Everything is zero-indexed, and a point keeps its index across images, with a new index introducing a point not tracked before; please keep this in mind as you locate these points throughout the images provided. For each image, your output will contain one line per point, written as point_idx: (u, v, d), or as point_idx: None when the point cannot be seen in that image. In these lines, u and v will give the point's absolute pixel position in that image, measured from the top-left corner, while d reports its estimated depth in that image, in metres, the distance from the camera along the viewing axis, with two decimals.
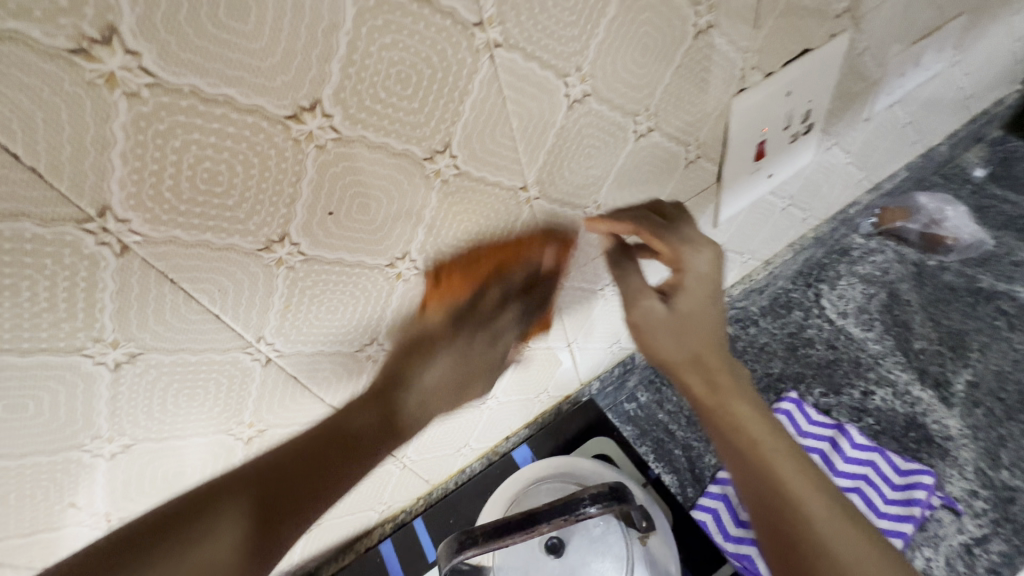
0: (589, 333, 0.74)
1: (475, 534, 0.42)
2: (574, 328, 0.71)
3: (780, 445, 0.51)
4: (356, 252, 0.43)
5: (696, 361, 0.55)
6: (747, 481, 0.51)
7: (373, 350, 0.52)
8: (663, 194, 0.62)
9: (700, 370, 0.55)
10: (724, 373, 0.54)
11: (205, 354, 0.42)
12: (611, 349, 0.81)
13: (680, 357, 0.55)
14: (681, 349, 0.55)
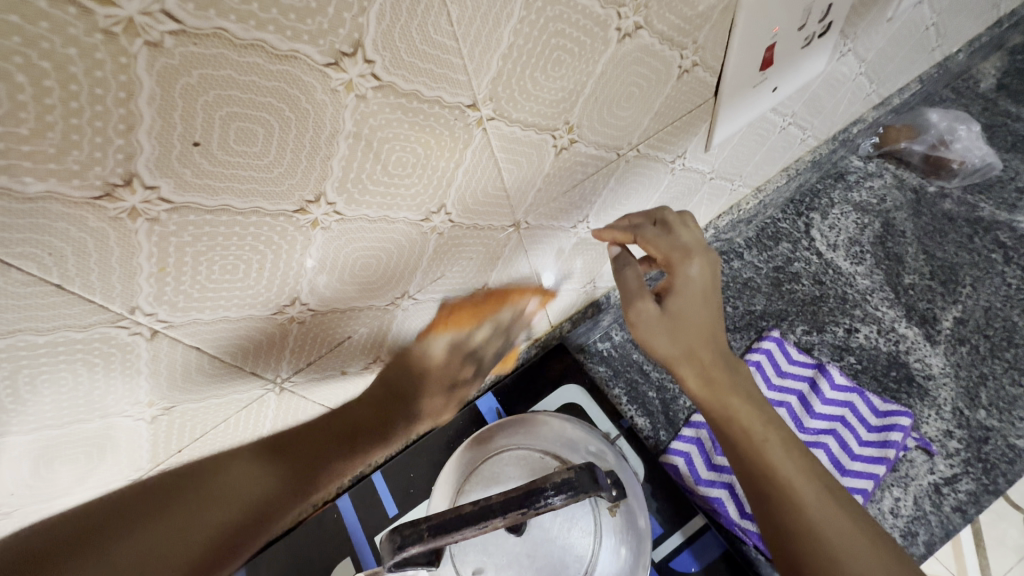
0: (561, 272, 0.65)
1: (421, 529, 0.36)
2: (543, 266, 0.62)
3: (768, 431, 0.55)
4: (247, 194, 0.32)
5: (688, 356, 0.55)
6: (737, 461, 0.56)
7: (295, 311, 0.42)
8: (652, 112, 0.51)
9: (695, 365, 0.55)
10: (718, 368, 0.55)
11: (57, 332, 0.32)
12: (585, 289, 0.73)
13: (671, 350, 0.55)
14: (674, 344, 0.55)
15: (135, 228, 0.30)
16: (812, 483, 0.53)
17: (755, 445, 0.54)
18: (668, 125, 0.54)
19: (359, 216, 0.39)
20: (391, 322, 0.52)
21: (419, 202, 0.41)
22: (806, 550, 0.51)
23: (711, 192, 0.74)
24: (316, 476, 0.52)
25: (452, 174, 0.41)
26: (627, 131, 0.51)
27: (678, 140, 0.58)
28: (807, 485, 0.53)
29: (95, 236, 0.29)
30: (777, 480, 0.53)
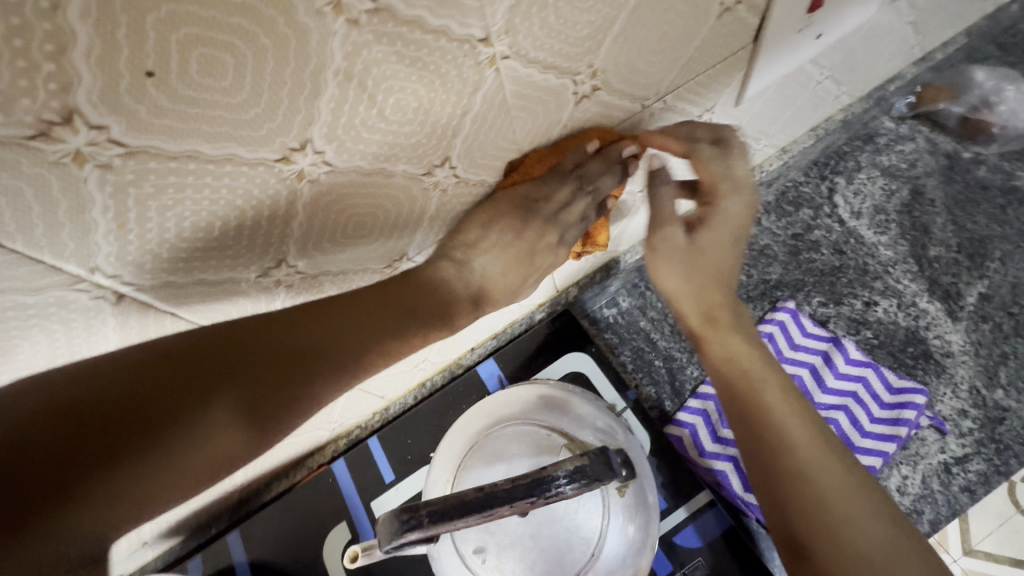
0: None
1: (420, 515, 0.33)
2: None
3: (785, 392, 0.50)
4: (219, 140, 0.27)
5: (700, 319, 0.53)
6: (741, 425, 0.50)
7: (281, 274, 0.38)
8: (686, 55, 0.45)
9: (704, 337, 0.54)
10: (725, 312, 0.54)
11: (2, 296, 0.28)
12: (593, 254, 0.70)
13: None
14: (687, 282, 0.54)
15: (84, 176, 0.25)
16: (828, 461, 0.46)
17: (764, 412, 0.49)
18: (700, 73, 0.48)
19: (352, 167, 0.34)
20: None
21: (422, 154, 0.36)
22: (807, 530, 0.44)
23: None
24: (321, 387, 0.38)
25: (460, 121, 0.36)
26: (656, 78, 0.45)
27: (709, 91, 0.52)
28: (820, 460, 0.46)
29: (36, 185, 0.24)
30: (785, 453, 0.47)
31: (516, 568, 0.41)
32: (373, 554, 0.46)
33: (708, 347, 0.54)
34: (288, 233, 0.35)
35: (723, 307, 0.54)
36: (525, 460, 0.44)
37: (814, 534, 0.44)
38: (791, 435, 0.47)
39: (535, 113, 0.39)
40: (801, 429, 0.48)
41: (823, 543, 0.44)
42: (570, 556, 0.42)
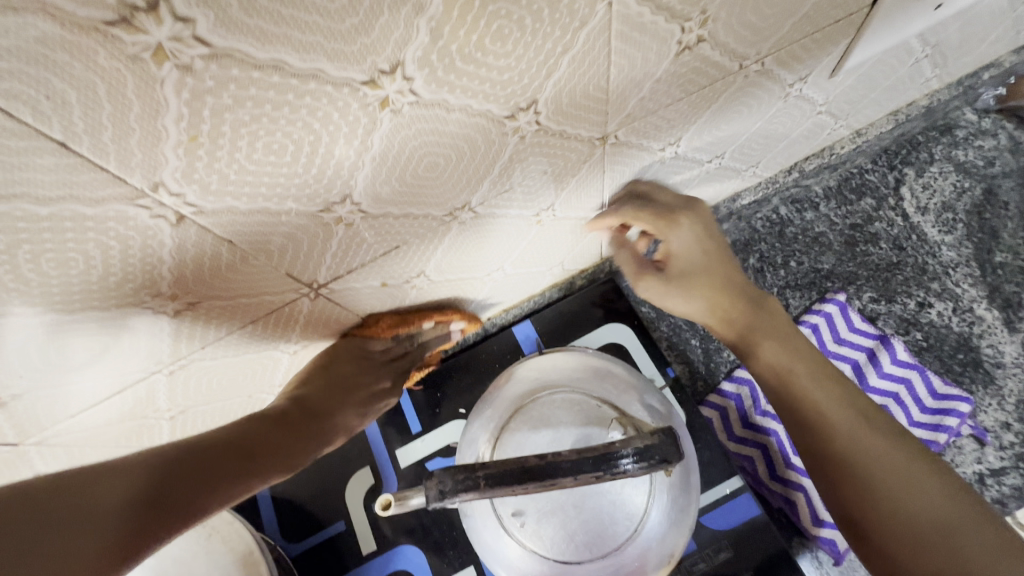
0: None
1: (477, 476, 0.32)
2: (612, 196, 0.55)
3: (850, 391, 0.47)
4: (308, 51, 0.24)
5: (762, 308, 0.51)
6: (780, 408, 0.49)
7: (343, 211, 0.36)
8: (799, 14, 0.40)
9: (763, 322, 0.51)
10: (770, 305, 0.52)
11: (62, 205, 0.26)
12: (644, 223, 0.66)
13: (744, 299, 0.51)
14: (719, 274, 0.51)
15: (161, 76, 0.22)
16: (880, 439, 0.44)
17: (811, 402, 0.47)
18: (805, 36, 0.44)
19: (437, 101, 0.31)
20: (444, 236, 0.46)
21: (510, 95, 0.33)
22: (862, 510, 0.43)
23: (811, 130, 0.64)
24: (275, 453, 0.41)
25: (556, 61, 0.32)
26: (761, 36, 0.40)
27: (809, 58, 0.47)
28: (870, 438, 0.44)
29: (108, 80, 0.21)
30: (827, 438, 0.45)
31: (556, 535, 0.41)
32: (405, 503, 0.46)
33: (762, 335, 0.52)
34: (360, 166, 0.32)
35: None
36: (572, 429, 0.43)
37: (869, 511, 0.43)
38: (839, 418, 0.45)
39: (632, 60, 0.35)
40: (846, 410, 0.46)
41: (880, 520, 0.42)
42: (612, 530, 0.41)
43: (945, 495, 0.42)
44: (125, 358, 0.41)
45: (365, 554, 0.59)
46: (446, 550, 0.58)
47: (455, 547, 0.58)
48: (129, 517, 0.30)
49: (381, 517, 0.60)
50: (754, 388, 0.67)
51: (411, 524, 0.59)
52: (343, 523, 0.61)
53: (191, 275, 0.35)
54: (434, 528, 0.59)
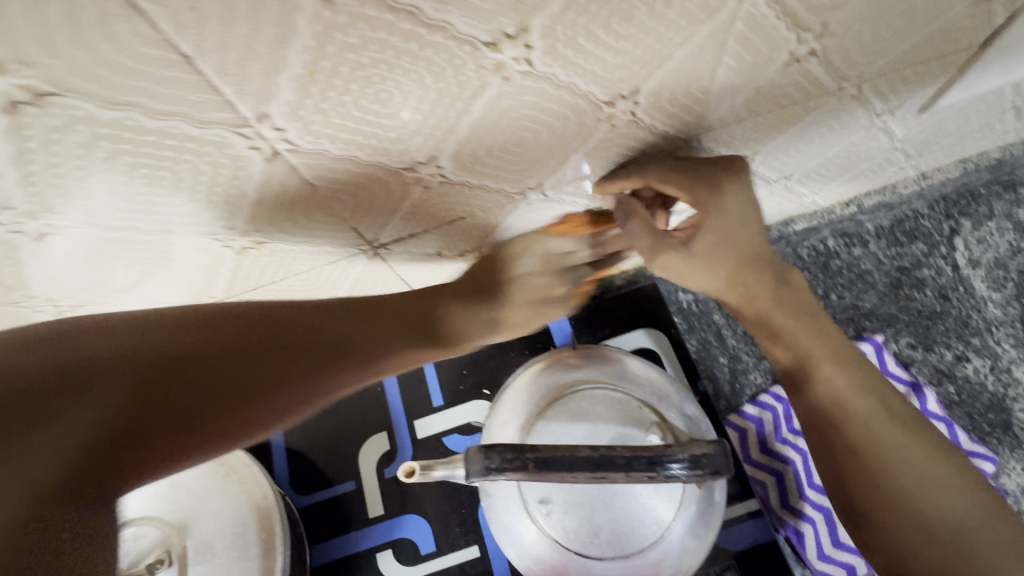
0: None
1: (525, 457, 0.32)
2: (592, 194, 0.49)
3: None
4: (445, 2, 0.23)
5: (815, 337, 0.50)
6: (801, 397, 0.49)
7: (425, 172, 0.35)
8: (913, 42, 0.39)
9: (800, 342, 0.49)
10: None
11: (167, 122, 0.25)
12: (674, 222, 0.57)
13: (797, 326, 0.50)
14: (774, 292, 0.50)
15: (301, 5, 0.21)
16: (907, 446, 0.44)
17: (836, 403, 0.47)
18: (910, 67, 0.42)
19: (545, 73, 0.30)
20: (508, 213, 0.45)
21: (618, 80, 0.32)
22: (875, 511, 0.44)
23: (882, 164, 0.63)
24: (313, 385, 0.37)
25: (672, 50, 0.31)
26: (869, 58, 0.39)
27: (905, 90, 0.46)
28: (898, 441, 0.45)
29: (251, 1, 0.21)
30: (845, 424, 0.46)
31: (580, 527, 0.41)
32: (428, 474, 0.46)
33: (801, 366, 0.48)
34: (456, 127, 0.32)
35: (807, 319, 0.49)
36: (610, 426, 0.43)
37: (880, 506, 0.44)
38: (861, 416, 0.46)
39: (742, 63, 0.35)
40: (875, 419, 0.45)
41: (883, 516, 0.44)
42: (637, 532, 0.41)
43: (961, 507, 0.42)
44: (172, 287, 0.40)
45: (371, 517, 0.60)
46: (452, 525, 0.58)
47: (462, 524, 0.58)
48: (97, 437, 0.31)
49: (391, 484, 0.61)
50: (777, 414, 0.66)
51: (420, 495, 0.60)
52: (352, 484, 0.61)
53: (265, 213, 0.34)
54: (443, 504, 0.59)
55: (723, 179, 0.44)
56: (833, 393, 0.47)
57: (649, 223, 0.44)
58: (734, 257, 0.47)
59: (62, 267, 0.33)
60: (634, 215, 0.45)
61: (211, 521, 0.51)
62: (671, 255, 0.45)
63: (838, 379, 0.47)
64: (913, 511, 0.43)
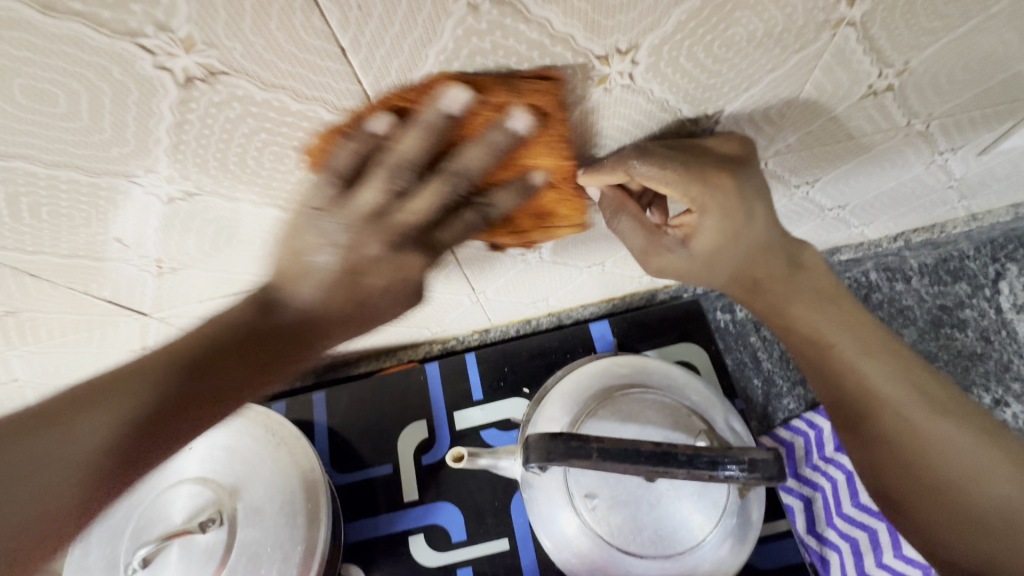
0: None
1: (591, 447, 0.33)
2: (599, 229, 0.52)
3: None
4: (573, 17, 0.26)
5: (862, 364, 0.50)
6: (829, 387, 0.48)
7: (513, 172, 0.37)
8: (986, 85, 0.40)
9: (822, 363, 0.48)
10: None
11: (307, 106, 0.28)
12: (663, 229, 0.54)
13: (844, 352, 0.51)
14: None
15: (451, 11, 0.24)
16: (949, 431, 0.44)
17: (867, 396, 0.46)
18: (979, 109, 0.44)
19: (643, 88, 0.32)
20: (575, 219, 0.47)
21: (706, 99, 0.34)
22: (918, 500, 0.45)
23: (935, 202, 0.63)
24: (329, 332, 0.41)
25: (761, 75, 0.33)
26: (942, 98, 0.41)
27: (970, 131, 0.47)
28: (935, 428, 0.45)
29: (411, 4, 0.23)
30: (877, 413, 0.46)
31: (623, 524, 0.42)
32: (475, 461, 0.49)
33: (813, 356, 0.48)
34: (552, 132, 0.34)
35: (827, 308, 0.48)
36: (659, 429, 0.44)
37: (924, 500, 0.45)
38: (895, 406, 0.46)
39: (822, 92, 0.36)
40: (908, 406, 0.45)
41: (926, 506, 0.45)
42: (679, 534, 0.42)
43: (1005, 492, 0.42)
44: (256, 259, 0.42)
45: (406, 501, 0.61)
46: (485, 517, 0.60)
47: (495, 517, 0.60)
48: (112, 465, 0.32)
49: (428, 471, 0.62)
50: (809, 441, 0.67)
51: (455, 484, 0.61)
52: (390, 468, 0.63)
53: None
54: (477, 496, 0.61)
55: (723, 176, 0.39)
56: (867, 386, 0.46)
57: (640, 222, 0.44)
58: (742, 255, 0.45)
59: (170, 230, 0.36)
60: (624, 213, 0.44)
61: (260, 487, 0.53)
62: (666, 256, 0.45)
63: (877, 373, 0.46)
64: (955, 498, 0.43)
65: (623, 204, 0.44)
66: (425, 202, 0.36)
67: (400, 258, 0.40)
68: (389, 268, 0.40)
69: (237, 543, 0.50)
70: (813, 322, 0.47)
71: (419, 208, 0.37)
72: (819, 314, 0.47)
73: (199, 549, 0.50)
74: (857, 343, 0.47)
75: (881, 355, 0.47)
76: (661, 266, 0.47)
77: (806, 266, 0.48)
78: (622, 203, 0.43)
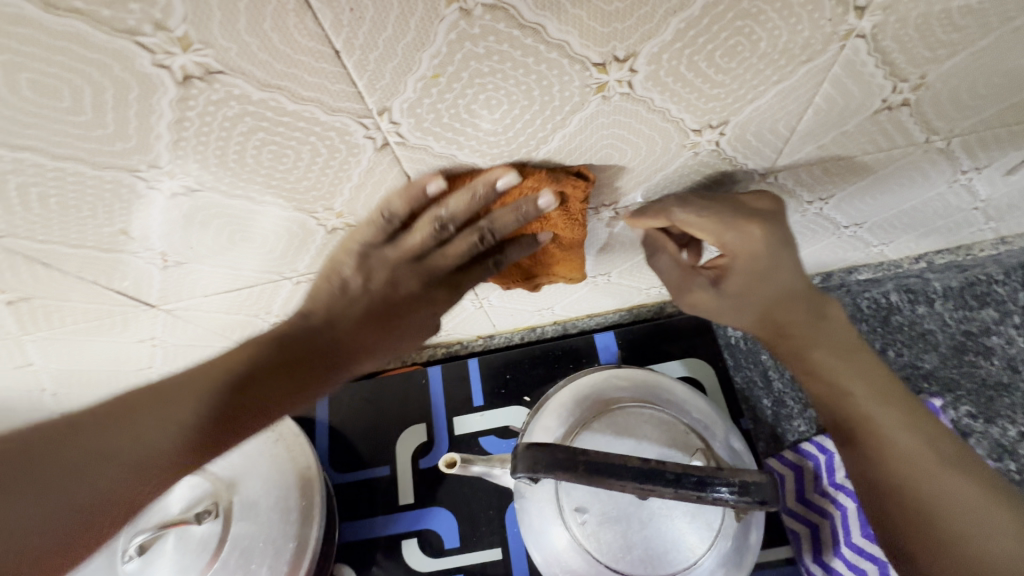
0: None
1: (576, 460, 0.33)
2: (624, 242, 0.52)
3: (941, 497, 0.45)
4: (567, 23, 0.26)
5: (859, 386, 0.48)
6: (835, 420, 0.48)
7: (512, 177, 0.37)
8: (1012, 101, 0.39)
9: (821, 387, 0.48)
10: None
11: (304, 107, 0.28)
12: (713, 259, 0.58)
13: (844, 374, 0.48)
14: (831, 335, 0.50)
15: (444, 14, 0.24)
16: (970, 495, 0.43)
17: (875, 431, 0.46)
18: (1004, 127, 0.42)
19: (644, 97, 0.31)
20: (579, 228, 0.47)
21: (710, 110, 0.34)
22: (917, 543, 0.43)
23: (960, 223, 0.61)
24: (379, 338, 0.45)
25: (767, 86, 0.32)
26: (963, 114, 0.39)
27: (996, 149, 0.45)
28: (947, 484, 0.44)
29: (403, 7, 0.23)
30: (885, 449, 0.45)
31: (614, 541, 0.41)
32: (469, 468, 0.48)
33: (829, 403, 0.48)
34: (553, 140, 0.34)
35: (844, 357, 0.48)
36: (654, 445, 0.43)
37: (935, 558, 0.43)
38: (909, 463, 0.44)
39: (833, 106, 0.35)
40: (927, 473, 0.44)
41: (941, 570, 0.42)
42: (670, 555, 0.41)
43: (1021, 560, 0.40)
44: (258, 257, 0.43)
45: (400, 504, 0.61)
46: (479, 525, 0.59)
47: (488, 525, 0.59)
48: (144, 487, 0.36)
49: (425, 475, 0.62)
50: (819, 464, 0.64)
51: (451, 490, 0.61)
52: (387, 469, 0.63)
53: (363, 199, 0.37)
54: (472, 502, 0.60)
55: (751, 226, 0.42)
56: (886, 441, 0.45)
57: (677, 260, 0.48)
58: (775, 293, 0.46)
59: (175, 227, 0.37)
60: (662, 252, 0.49)
61: (257, 481, 0.54)
62: (698, 294, 0.48)
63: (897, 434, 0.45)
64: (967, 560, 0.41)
65: (658, 245, 0.48)
66: (455, 250, 0.39)
67: (368, 265, 0.40)
68: (417, 271, 0.41)
69: (230, 536, 0.51)
70: (823, 362, 0.47)
71: (427, 246, 0.39)
72: (843, 362, 0.47)
73: (194, 539, 0.50)
74: (878, 398, 0.46)
75: (903, 411, 0.46)
76: (695, 304, 0.50)
77: (833, 318, 0.48)
78: (660, 243, 0.48)
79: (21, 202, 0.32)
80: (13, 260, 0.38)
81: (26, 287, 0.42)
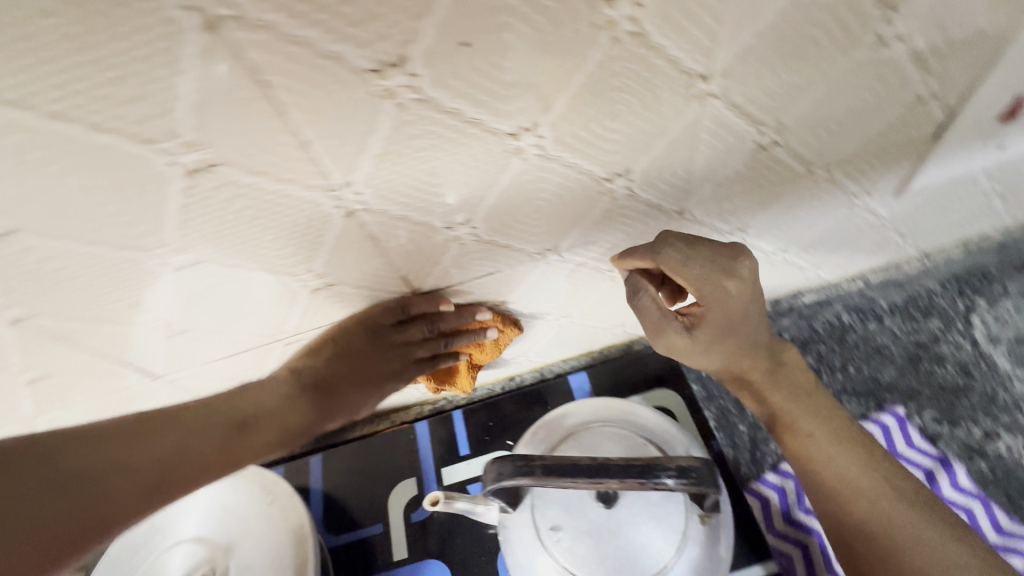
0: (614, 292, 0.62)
1: (534, 465, 0.37)
2: (577, 293, 0.60)
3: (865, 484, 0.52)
4: (480, 106, 0.34)
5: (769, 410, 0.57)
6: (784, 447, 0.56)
7: (462, 232, 0.45)
8: (867, 134, 0.47)
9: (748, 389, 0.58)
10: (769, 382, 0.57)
11: (286, 187, 0.36)
12: None
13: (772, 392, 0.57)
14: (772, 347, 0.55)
15: (383, 108, 0.32)
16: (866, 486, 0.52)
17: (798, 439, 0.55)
18: (870, 154, 0.50)
19: (555, 156, 0.40)
20: (533, 272, 0.54)
21: (612, 162, 0.42)
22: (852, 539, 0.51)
23: (877, 243, 0.68)
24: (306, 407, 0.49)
25: (655, 140, 0.41)
26: (829, 147, 0.48)
27: (875, 174, 0.54)
28: (864, 486, 0.51)
29: (351, 105, 0.32)
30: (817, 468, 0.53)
31: (587, 555, 0.44)
32: (452, 504, 0.51)
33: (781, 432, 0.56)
34: (499, 195, 0.42)
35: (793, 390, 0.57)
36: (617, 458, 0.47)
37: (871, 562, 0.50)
38: (859, 485, 0.52)
39: (715, 150, 0.44)
40: (885, 495, 0.51)
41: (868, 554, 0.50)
42: (641, 562, 0.44)
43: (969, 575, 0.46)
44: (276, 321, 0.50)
45: (394, 560, 0.63)
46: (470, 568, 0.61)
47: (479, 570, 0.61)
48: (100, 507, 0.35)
49: (417, 526, 0.64)
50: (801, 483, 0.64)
51: (442, 539, 0.63)
52: (381, 527, 0.65)
53: (338, 260, 0.45)
54: (462, 548, 0.62)
55: (728, 283, 0.49)
56: (839, 471, 0.52)
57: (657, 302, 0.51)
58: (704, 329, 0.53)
59: (208, 298, 0.45)
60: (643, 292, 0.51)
61: (253, 543, 0.56)
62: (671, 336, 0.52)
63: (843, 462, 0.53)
64: (870, 522, 0.50)
65: (712, 278, 0.49)
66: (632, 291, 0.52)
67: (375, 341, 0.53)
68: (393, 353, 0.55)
69: None
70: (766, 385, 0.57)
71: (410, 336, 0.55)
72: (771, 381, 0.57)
73: None
74: (837, 434, 0.54)
75: (851, 445, 0.54)
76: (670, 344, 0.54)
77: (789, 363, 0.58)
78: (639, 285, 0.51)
79: (48, 284, 0.38)
80: (38, 338, 0.43)
81: (43, 365, 0.47)
